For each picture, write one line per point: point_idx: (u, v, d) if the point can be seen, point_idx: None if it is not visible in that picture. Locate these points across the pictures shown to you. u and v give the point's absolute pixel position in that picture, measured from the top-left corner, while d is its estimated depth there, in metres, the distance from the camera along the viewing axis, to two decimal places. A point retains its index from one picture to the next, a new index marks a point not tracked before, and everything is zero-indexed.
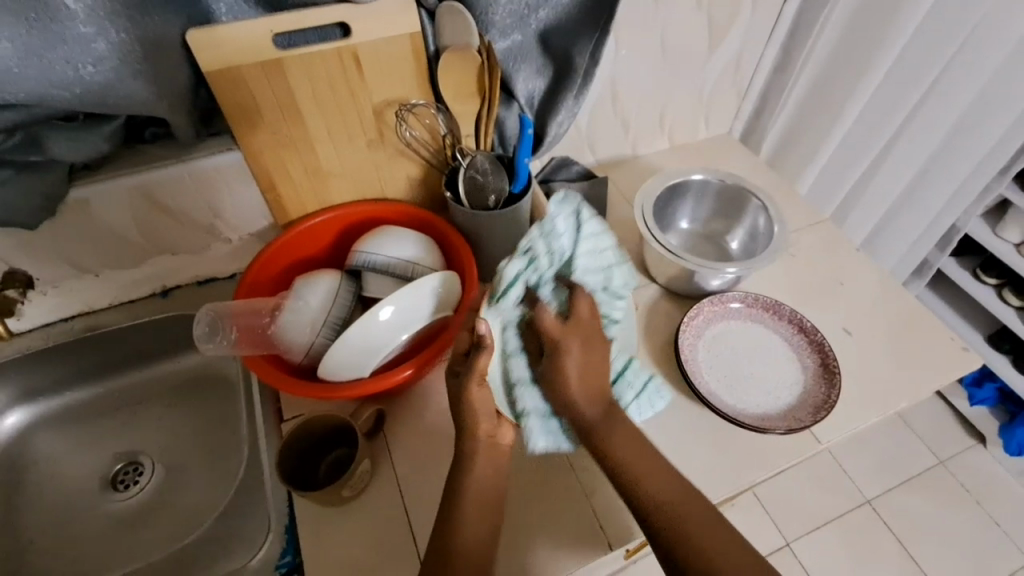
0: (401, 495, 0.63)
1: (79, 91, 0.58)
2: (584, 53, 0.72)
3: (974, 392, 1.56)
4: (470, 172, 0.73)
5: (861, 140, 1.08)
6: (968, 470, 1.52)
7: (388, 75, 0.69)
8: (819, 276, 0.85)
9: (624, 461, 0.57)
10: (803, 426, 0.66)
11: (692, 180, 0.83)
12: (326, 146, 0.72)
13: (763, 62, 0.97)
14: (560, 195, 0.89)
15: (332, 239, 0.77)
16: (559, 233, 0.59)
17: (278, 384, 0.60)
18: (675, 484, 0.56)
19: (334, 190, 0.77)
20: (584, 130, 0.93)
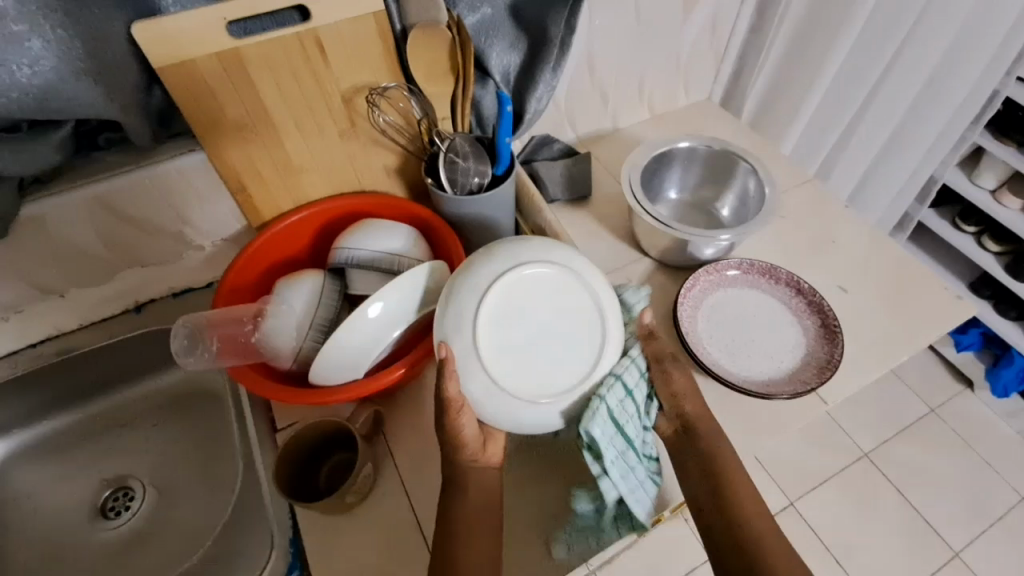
0: (407, 495, 0.61)
1: (18, 96, 0.54)
2: (559, 22, 0.69)
3: (960, 339, 1.59)
4: (451, 156, 0.69)
5: (839, 97, 1.07)
6: (958, 415, 1.56)
7: (354, 58, 0.65)
8: (811, 236, 0.85)
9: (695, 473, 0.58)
10: (810, 388, 0.65)
11: (678, 148, 0.81)
12: (295, 140, 0.68)
13: (740, 23, 0.94)
14: (544, 174, 0.86)
15: (311, 237, 0.74)
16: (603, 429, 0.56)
17: (267, 393, 0.57)
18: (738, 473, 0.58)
19: (309, 186, 0.73)
20: (563, 105, 0.91)
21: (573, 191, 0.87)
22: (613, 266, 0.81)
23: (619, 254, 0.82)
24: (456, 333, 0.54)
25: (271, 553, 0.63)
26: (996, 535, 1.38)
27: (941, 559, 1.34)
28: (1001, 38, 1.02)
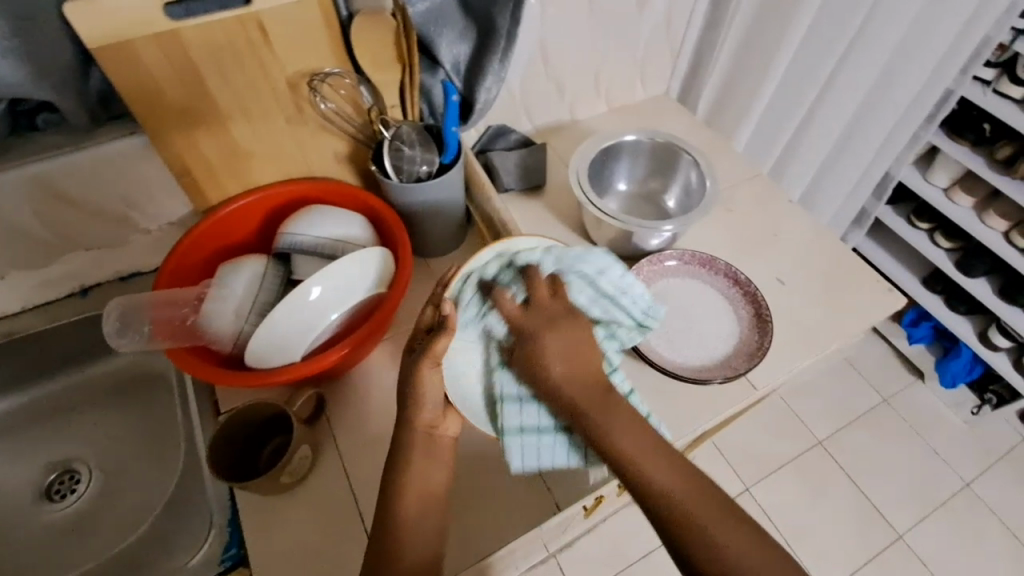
0: (347, 478, 0.62)
1: None
2: (505, 13, 0.68)
3: (912, 332, 1.68)
4: (396, 144, 0.70)
5: (794, 93, 1.09)
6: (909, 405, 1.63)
7: (298, 43, 0.65)
8: (755, 228, 0.88)
9: (693, 493, 0.50)
10: (740, 373, 0.69)
11: (623, 142, 0.82)
12: (241, 126, 0.68)
13: (694, 19, 0.96)
14: (499, 164, 0.88)
15: (255, 222, 0.74)
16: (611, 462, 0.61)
17: (206, 375, 0.58)
18: (699, 483, 0.51)
19: (255, 172, 0.73)
20: (518, 95, 0.92)
21: (527, 181, 0.90)
22: None
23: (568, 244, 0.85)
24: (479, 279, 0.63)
25: (209, 535, 0.64)
26: (937, 518, 1.45)
27: (886, 541, 1.40)
28: (949, 39, 1.05)
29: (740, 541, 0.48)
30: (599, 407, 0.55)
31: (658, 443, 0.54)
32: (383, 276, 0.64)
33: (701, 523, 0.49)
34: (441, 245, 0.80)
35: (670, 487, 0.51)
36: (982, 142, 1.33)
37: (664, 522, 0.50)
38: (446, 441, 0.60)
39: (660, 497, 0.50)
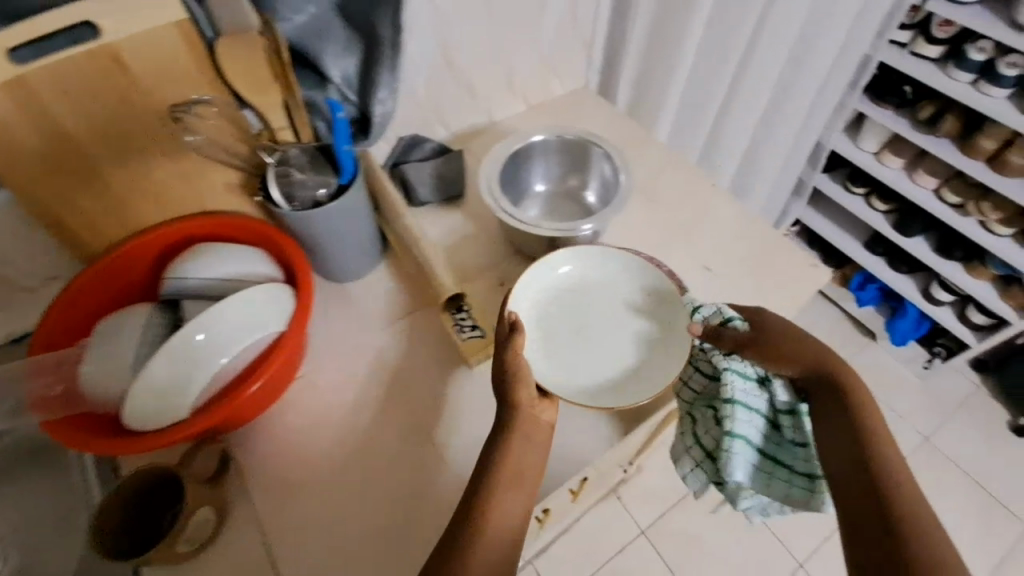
0: (264, 529, 0.60)
1: None
2: (386, 20, 0.65)
3: (860, 295, 1.71)
4: (284, 169, 0.66)
5: (713, 75, 1.08)
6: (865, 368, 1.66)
7: (162, 72, 0.59)
8: (680, 216, 0.86)
9: (882, 481, 0.54)
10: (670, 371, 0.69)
11: (533, 142, 0.79)
12: (115, 167, 0.63)
13: (600, 9, 0.93)
14: (414, 177, 0.85)
15: (143, 267, 0.69)
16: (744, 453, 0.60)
17: (87, 444, 0.54)
18: (902, 465, 0.54)
19: (139, 214, 0.68)
20: (427, 104, 0.88)
21: (444, 192, 0.86)
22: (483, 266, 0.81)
23: (492, 253, 0.82)
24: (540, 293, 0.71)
25: None
26: None
27: None
28: (856, 8, 1.06)
29: (934, 530, 0.50)
30: (841, 399, 0.58)
31: (875, 417, 0.57)
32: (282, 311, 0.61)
33: (919, 502, 0.52)
34: (355, 270, 0.76)
35: (899, 469, 0.54)
36: (904, 104, 1.36)
37: (877, 514, 0.52)
38: (543, 425, 0.61)
39: (871, 492, 0.53)
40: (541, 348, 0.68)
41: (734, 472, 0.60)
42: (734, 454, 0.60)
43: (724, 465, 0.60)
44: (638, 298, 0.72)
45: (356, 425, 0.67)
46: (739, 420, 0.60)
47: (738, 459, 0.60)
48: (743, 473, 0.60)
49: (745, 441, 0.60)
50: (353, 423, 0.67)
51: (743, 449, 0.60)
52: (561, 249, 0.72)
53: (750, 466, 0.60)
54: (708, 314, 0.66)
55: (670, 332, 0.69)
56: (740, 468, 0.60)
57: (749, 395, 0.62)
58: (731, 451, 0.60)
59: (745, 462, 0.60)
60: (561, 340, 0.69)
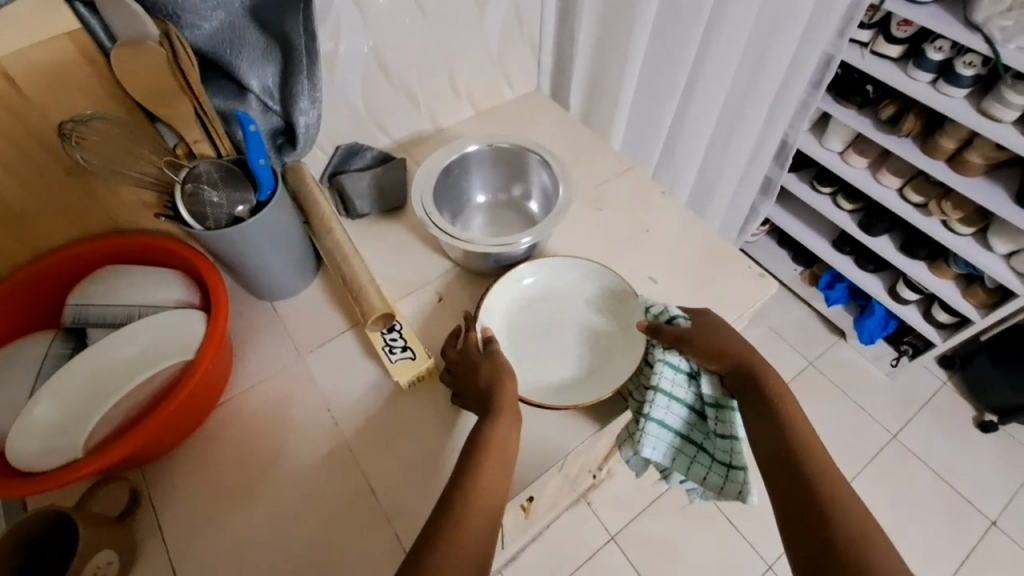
0: (176, 565, 0.57)
1: None
2: (297, 27, 0.62)
3: (829, 294, 1.71)
4: (194, 187, 0.61)
5: (667, 78, 1.06)
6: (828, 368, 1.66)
7: (58, 87, 0.56)
8: (628, 225, 0.84)
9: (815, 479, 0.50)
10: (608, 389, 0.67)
11: (467, 153, 0.76)
12: (11, 189, 0.59)
13: (545, 12, 0.91)
14: (349, 186, 0.81)
15: (51, 290, 0.65)
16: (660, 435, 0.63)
17: None
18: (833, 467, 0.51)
19: (45, 235, 0.64)
20: (365, 112, 0.85)
21: (383, 203, 0.83)
22: (422, 279, 0.78)
23: (432, 266, 0.79)
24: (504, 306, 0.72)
25: None
26: (869, 475, 1.48)
27: None
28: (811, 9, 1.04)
29: (861, 536, 0.45)
30: (762, 391, 0.57)
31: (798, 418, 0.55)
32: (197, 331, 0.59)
33: (848, 502, 0.48)
34: (284, 287, 0.73)
35: (828, 466, 0.50)
36: (867, 104, 1.35)
37: (807, 497, 0.49)
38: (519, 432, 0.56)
39: (797, 496, 0.49)
40: (516, 360, 0.69)
41: (646, 449, 0.63)
42: (656, 440, 0.63)
43: (638, 446, 0.63)
44: (588, 300, 0.73)
45: (280, 451, 0.64)
46: (659, 404, 0.63)
47: (649, 439, 0.63)
48: (658, 452, 0.64)
49: (660, 423, 0.63)
50: (277, 450, 0.64)
51: (658, 433, 0.63)
52: (526, 261, 0.73)
53: (666, 447, 0.64)
54: (655, 313, 0.68)
55: (627, 330, 0.70)
56: (655, 448, 0.63)
57: (675, 385, 0.64)
58: (648, 434, 0.63)
59: (660, 443, 0.63)
60: (531, 349, 0.70)
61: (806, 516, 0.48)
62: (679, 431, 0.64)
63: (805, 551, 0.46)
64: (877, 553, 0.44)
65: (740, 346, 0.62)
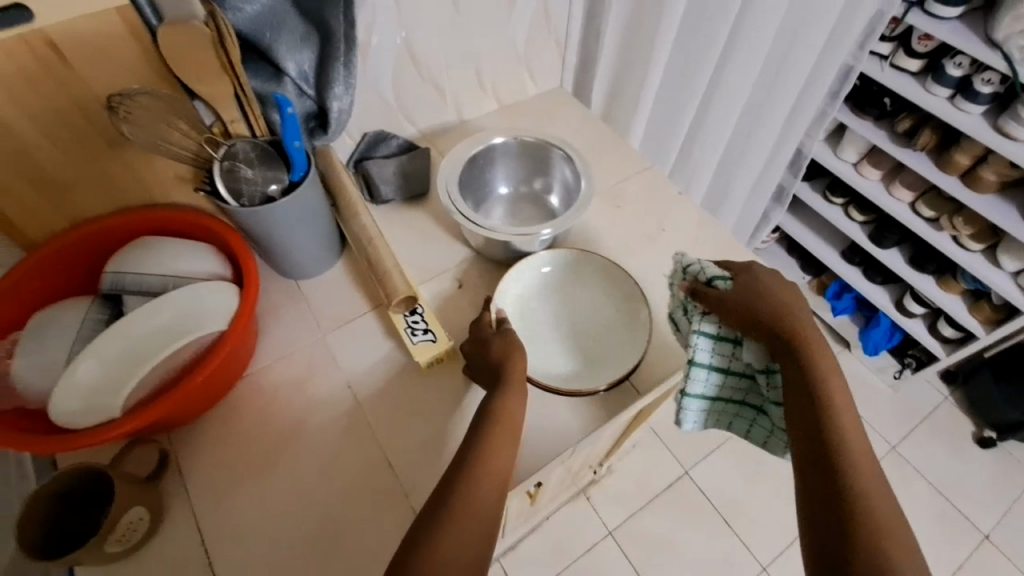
0: (201, 528, 0.59)
1: None
2: (337, 14, 0.63)
3: (835, 304, 1.73)
4: (231, 164, 0.64)
5: (688, 82, 1.08)
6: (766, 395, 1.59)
7: (103, 61, 0.58)
8: (644, 222, 0.86)
9: (851, 470, 0.50)
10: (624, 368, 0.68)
11: (494, 144, 0.78)
12: (52, 155, 0.61)
13: (573, 10, 0.93)
14: (375, 172, 0.84)
15: (87, 259, 0.67)
16: (697, 405, 0.64)
17: (10, 444, 0.52)
18: (870, 462, 0.51)
19: (83, 202, 0.67)
20: (393, 100, 0.87)
21: (407, 190, 0.85)
22: (442, 265, 0.80)
23: (452, 253, 0.81)
24: (523, 290, 0.74)
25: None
26: None
27: None
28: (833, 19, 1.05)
29: (893, 535, 0.46)
30: (808, 365, 0.56)
31: (841, 403, 0.54)
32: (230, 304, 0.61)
33: (878, 502, 0.48)
34: (309, 266, 0.75)
35: (862, 459, 0.51)
36: (884, 117, 1.36)
37: (839, 490, 0.49)
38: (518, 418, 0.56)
39: (834, 488, 0.49)
40: (529, 345, 0.72)
41: (684, 420, 0.66)
42: (688, 411, 0.65)
43: (679, 416, 0.66)
44: (593, 284, 0.76)
45: (301, 425, 0.66)
46: (703, 375, 0.62)
47: (689, 410, 0.65)
48: (695, 422, 0.66)
49: (704, 392, 0.64)
50: (299, 421, 0.66)
51: (699, 404, 0.64)
52: (544, 251, 0.75)
53: (705, 413, 0.66)
54: (692, 272, 0.65)
55: (633, 320, 0.71)
56: (694, 417, 0.65)
57: (714, 354, 0.63)
58: (689, 405, 0.64)
59: (701, 413, 0.65)
60: (545, 333, 0.73)
61: (827, 497, 0.49)
62: (713, 399, 0.65)
63: (825, 528, 0.48)
64: (898, 548, 0.45)
65: (787, 317, 0.59)
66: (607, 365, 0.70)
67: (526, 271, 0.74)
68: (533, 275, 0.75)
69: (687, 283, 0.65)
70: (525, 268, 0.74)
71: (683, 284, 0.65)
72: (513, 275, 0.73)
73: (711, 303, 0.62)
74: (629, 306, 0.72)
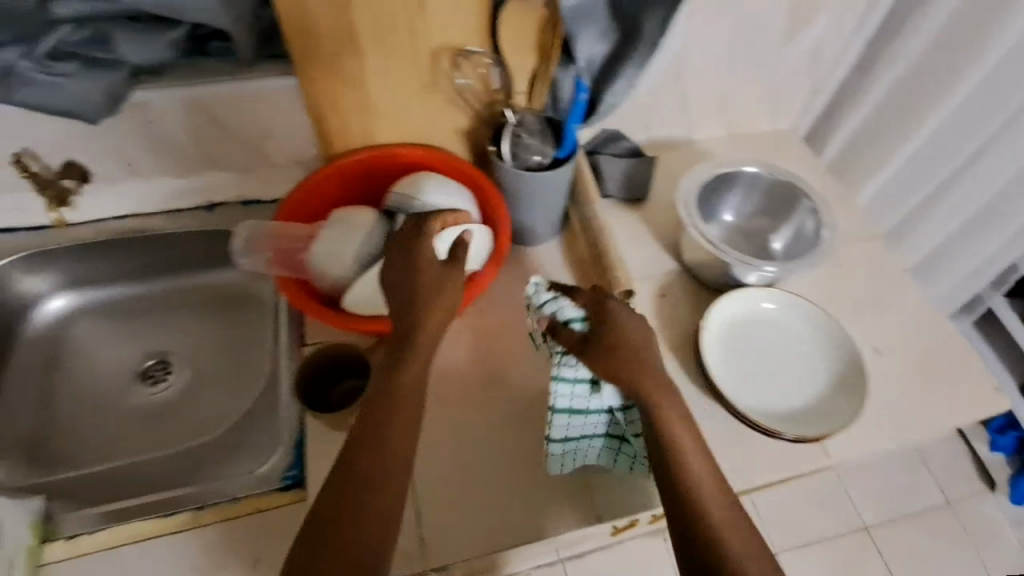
0: None
1: None
2: (655, 21, 0.68)
3: (996, 438, 1.45)
4: (516, 130, 0.73)
5: (934, 158, 1.00)
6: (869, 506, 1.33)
7: (449, 17, 0.67)
8: (860, 289, 0.82)
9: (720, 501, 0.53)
10: (829, 427, 0.66)
11: (743, 172, 0.79)
12: (378, 83, 0.71)
13: (844, 58, 0.90)
14: (605, 168, 0.88)
15: (371, 176, 0.77)
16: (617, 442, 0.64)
17: (305, 307, 0.64)
18: (723, 496, 0.53)
19: (379, 128, 0.76)
20: (642, 104, 0.90)
21: (629, 191, 0.88)
22: (649, 270, 0.82)
23: (660, 262, 0.83)
24: (738, 318, 0.73)
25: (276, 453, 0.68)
26: None
27: None
28: None
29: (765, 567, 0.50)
30: (666, 408, 0.56)
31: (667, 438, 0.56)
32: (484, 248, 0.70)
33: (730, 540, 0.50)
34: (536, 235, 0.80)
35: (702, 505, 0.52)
36: None
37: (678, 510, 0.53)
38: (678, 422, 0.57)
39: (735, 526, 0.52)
40: (731, 374, 0.70)
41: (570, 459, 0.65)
42: (587, 449, 0.65)
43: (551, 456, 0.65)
44: (811, 341, 0.72)
45: None
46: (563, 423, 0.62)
47: (559, 451, 0.64)
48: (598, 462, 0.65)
49: (575, 433, 0.63)
50: None
51: (554, 450, 0.63)
52: (768, 288, 0.74)
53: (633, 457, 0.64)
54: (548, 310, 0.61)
55: (855, 382, 0.68)
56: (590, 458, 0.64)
57: (579, 399, 0.61)
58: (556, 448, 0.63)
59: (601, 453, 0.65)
60: (750, 367, 0.71)
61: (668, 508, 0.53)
62: (612, 433, 0.64)
63: (684, 538, 0.52)
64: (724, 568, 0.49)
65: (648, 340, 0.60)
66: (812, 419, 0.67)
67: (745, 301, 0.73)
68: (751, 306, 0.73)
69: (551, 318, 0.60)
70: (743, 297, 0.73)
71: (543, 319, 0.60)
72: (729, 301, 0.73)
73: (573, 349, 0.59)
74: (849, 368, 0.69)
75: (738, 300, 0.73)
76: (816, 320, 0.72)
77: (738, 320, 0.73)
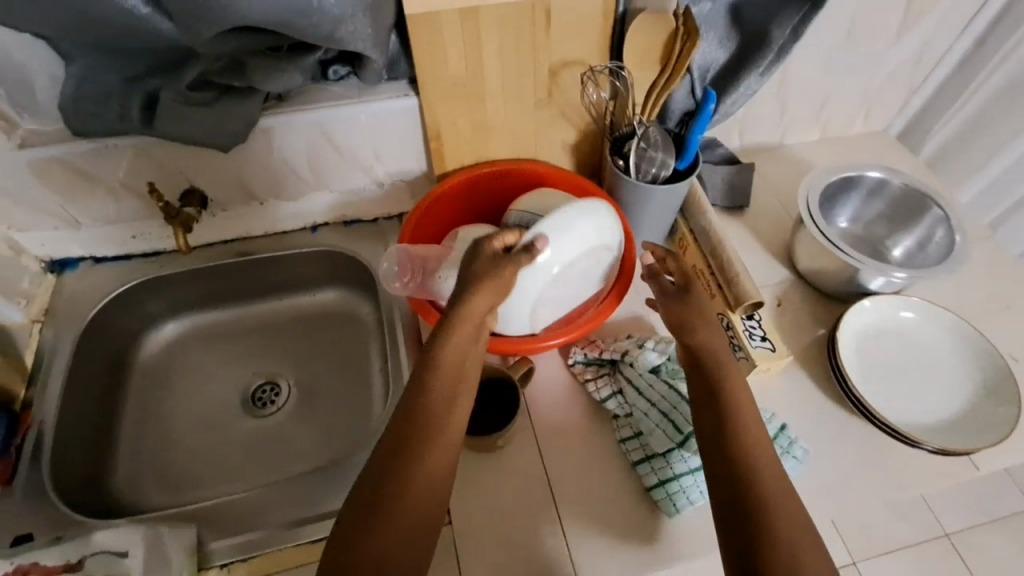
0: (542, 456, 0.66)
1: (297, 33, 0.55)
2: (784, 27, 0.67)
3: None
4: (641, 143, 0.71)
5: None
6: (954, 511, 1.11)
7: (574, 33, 0.67)
8: (985, 293, 0.79)
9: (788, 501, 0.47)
10: (985, 438, 0.64)
11: (867, 176, 0.78)
12: (497, 102, 0.71)
13: (948, 56, 0.88)
14: (707, 175, 0.86)
15: (484, 192, 0.77)
16: None
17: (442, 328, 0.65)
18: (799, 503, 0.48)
19: (492, 146, 0.76)
20: (742, 111, 0.89)
21: (733, 199, 0.87)
22: (763, 280, 0.81)
23: (772, 271, 0.82)
24: (871, 327, 0.72)
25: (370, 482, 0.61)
26: None
27: None
28: None
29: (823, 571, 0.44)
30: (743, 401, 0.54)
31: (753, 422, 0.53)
32: (606, 275, 0.68)
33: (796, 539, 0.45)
34: None
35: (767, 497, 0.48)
36: None
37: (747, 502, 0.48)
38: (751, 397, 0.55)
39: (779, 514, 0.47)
40: (871, 384, 0.69)
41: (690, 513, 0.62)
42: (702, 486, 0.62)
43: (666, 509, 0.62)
44: (952, 351, 0.71)
45: None
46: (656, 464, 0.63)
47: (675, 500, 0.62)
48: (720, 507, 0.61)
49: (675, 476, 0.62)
50: None
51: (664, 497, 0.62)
52: (902, 297, 0.73)
53: None
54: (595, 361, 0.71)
55: (1006, 392, 0.66)
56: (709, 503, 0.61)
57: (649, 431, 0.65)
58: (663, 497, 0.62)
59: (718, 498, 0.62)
60: (888, 377, 0.70)
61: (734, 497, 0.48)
62: None
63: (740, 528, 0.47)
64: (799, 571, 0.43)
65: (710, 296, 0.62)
66: (962, 429, 0.66)
67: (878, 310, 0.73)
68: (886, 315, 0.73)
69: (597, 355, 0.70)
70: (877, 306, 0.72)
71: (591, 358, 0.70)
72: (864, 310, 0.72)
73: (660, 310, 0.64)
74: (994, 377, 0.68)
75: (871, 309, 0.72)
76: (953, 330, 0.71)
77: (872, 330, 0.72)
